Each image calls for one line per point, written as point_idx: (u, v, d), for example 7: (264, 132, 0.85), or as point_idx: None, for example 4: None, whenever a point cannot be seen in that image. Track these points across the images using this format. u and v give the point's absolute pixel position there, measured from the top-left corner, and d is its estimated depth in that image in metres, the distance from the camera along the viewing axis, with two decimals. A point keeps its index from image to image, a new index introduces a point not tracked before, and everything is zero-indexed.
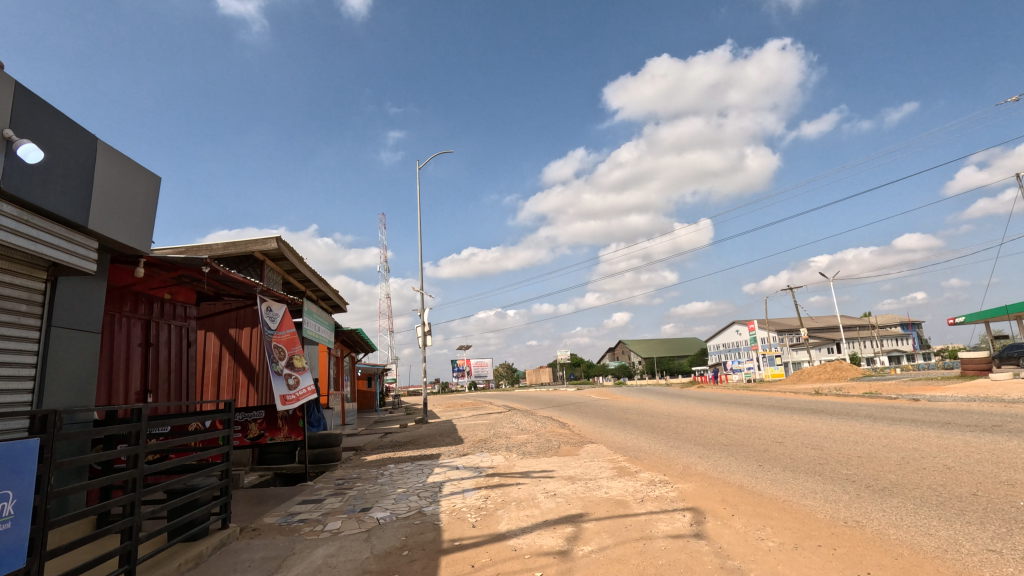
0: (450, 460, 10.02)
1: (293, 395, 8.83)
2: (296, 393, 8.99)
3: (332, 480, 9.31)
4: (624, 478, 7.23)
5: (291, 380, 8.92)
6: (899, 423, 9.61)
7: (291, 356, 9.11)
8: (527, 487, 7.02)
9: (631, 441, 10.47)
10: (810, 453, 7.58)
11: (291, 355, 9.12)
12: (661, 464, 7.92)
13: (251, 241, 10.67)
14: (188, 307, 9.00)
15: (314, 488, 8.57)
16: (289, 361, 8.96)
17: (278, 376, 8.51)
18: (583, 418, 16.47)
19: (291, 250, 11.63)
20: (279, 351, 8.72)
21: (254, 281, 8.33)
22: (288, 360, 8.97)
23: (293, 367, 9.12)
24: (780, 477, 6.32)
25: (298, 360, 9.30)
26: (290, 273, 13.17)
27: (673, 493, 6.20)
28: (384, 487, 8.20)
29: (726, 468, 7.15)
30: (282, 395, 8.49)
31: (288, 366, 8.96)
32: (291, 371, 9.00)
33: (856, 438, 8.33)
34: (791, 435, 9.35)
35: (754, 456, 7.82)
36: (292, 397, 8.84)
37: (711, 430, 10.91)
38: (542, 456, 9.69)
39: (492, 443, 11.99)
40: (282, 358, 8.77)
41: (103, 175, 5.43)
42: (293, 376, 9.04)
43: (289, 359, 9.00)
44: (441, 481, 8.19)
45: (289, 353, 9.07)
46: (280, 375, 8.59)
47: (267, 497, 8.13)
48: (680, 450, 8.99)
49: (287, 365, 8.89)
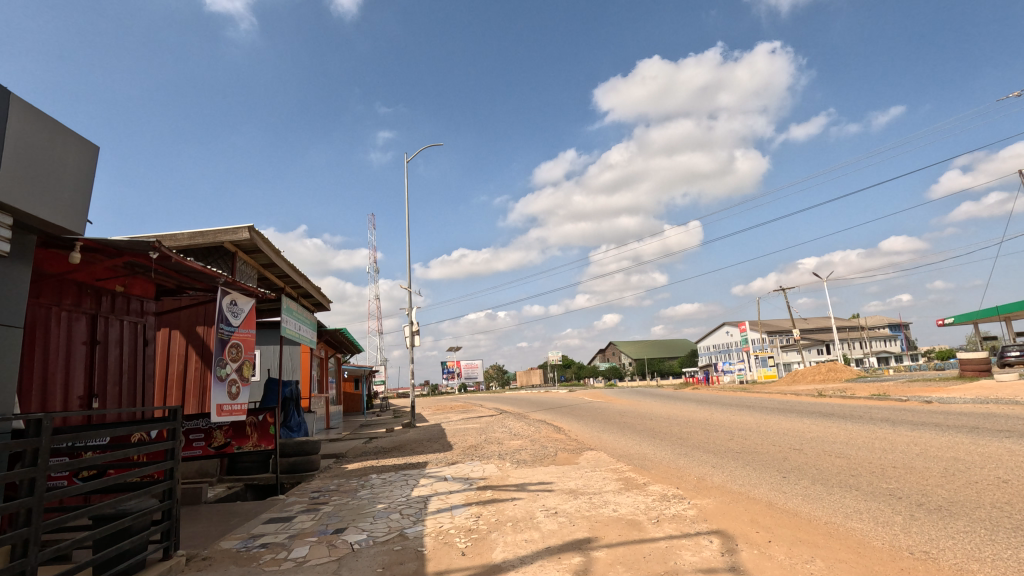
0: (438, 470, 9.17)
1: (231, 406, 7.86)
2: (235, 406, 8.00)
3: (307, 493, 8.42)
4: (632, 492, 6.45)
5: (234, 389, 8.00)
6: (923, 428, 8.92)
7: (243, 360, 8.25)
8: (523, 504, 6.20)
9: (634, 448, 9.70)
10: (838, 462, 6.84)
11: (242, 360, 8.26)
12: (672, 476, 7.13)
13: (220, 231, 9.75)
14: (147, 302, 8.13)
15: (285, 503, 7.67)
16: (239, 366, 8.10)
17: (219, 382, 7.59)
18: (580, 421, 15.70)
19: (266, 241, 10.72)
20: (234, 352, 7.95)
21: (217, 273, 7.25)
22: (239, 364, 8.14)
23: (240, 375, 8.21)
24: (813, 492, 5.55)
25: (246, 369, 8.40)
26: (266, 268, 12.23)
27: (693, 512, 5.40)
28: (363, 502, 7.34)
29: (747, 480, 6.39)
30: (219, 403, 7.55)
31: (236, 372, 8.09)
32: (238, 379, 8.11)
33: (883, 445, 7.62)
34: (808, 441, 8.62)
35: (777, 466, 7.05)
36: (229, 410, 7.87)
37: (719, 435, 10.19)
38: (538, 465, 8.88)
39: (483, 450, 11.18)
40: (233, 360, 7.95)
41: (18, 137, 4.60)
42: (237, 386, 8.11)
43: (239, 365, 8.14)
44: (427, 495, 7.33)
45: (243, 355, 8.26)
46: (223, 380, 7.69)
47: (230, 514, 7.23)
48: (690, 458, 8.22)
49: (235, 370, 8.03)
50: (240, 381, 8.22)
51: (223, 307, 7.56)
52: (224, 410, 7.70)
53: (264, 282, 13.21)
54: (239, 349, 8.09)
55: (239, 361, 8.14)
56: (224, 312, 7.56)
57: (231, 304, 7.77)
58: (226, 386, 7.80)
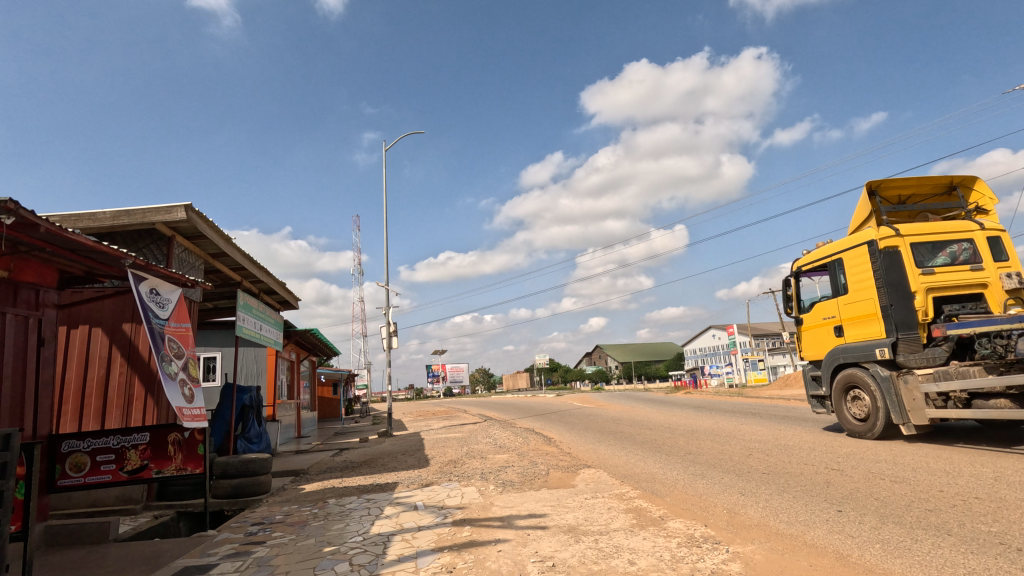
0: (408, 495, 7.68)
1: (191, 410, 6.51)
2: (194, 410, 6.61)
3: (244, 527, 6.84)
4: (649, 532, 5.06)
5: (187, 391, 6.58)
6: (974, 442, 7.67)
7: (186, 358, 6.83)
8: (508, 550, 4.79)
9: (638, 466, 8.33)
10: (902, 492, 5.49)
11: (187, 359, 6.85)
12: (694, 508, 5.73)
13: (149, 210, 8.19)
14: (48, 291, 6.62)
15: (213, 544, 6.14)
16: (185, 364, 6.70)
17: (170, 381, 6.20)
18: (571, 431, 14.27)
19: (209, 224, 9.13)
20: (174, 348, 6.53)
21: (122, 253, 5.70)
22: (184, 362, 6.73)
23: (189, 375, 6.79)
24: (893, 539, 4.22)
25: (193, 369, 6.98)
26: (215, 257, 10.62)
27: (737, 567, 4.03)
28: (309, 542, 5.85)
29: (795, 517, 5.01)
30: (179, 406, 6.20)
31: (184, 372, 6.69)
32: (188, 380, 6.71)
33: (945, 466, 6.30)
34: (848, 459, 7.27)
35: (824, 494, 5.69)
36: (190, 414, 6.48)
37: (736, 450, 8.84)
38: (528, 488, 7.44)
39: (463, 467, 9.71)
40: (177, 358, 6.55)
41: None
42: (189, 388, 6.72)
43: (183, 364, 6.73)
44: (389, 533, 5.83)
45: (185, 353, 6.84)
46: (174, 379, 6.32)
47: (138, 561, 5.69)
48: (710, 481, 6.85)
49: (181, 369, 6.61)
50: (190, 382, 6.82)
51: (145, 297, 6.07)
52: (185, 413, 6.33)
53: (217, 274, 11.59)
54: (179, 345, 6.66)
55: (182, 359, 6.70)
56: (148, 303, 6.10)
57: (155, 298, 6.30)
58: (179, 387, 6.39)
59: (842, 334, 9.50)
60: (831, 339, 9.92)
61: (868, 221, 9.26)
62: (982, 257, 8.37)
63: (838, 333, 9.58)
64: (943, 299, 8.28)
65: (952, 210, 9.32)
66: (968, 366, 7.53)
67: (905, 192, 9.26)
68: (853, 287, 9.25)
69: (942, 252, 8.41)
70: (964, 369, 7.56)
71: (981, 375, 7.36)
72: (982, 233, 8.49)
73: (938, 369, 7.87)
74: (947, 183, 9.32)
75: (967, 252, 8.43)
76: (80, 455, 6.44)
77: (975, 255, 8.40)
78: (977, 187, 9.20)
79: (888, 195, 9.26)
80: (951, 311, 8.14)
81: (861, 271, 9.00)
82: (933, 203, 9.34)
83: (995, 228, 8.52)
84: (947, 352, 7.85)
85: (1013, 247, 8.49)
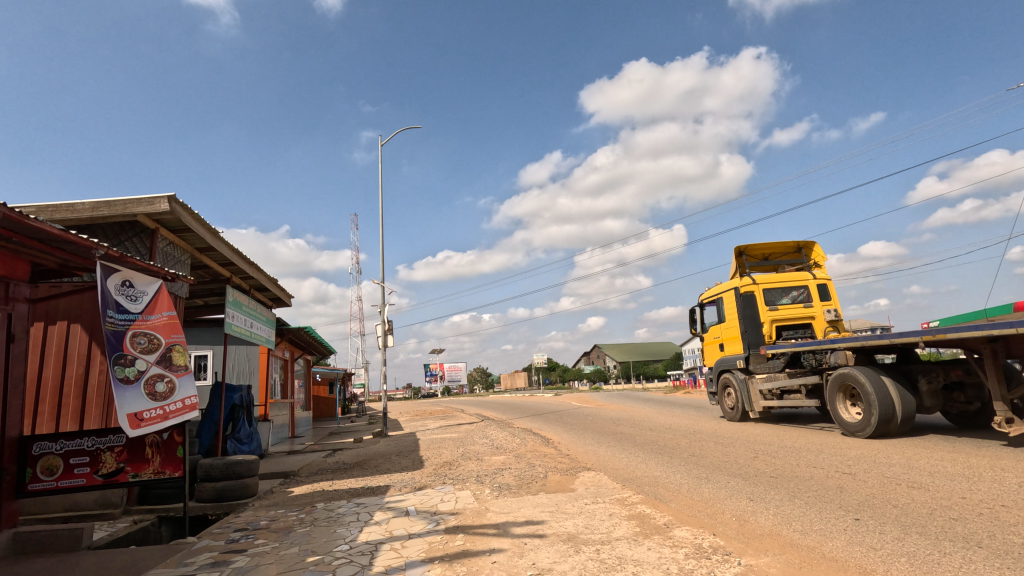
0: (400, 499, 7.34)
1: (162, 409, 6.10)
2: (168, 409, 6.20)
3: (226, 534, 6.48)
4: (654, 542, 4.74)
5: (160, 387, 6.13)
6: (989, 445, 7.36)
7: (167, 347, 6.32)
8: (503, 561, 4.47)
9: (640, 469, 8.01)
10: (921, 498, 5.18)
11: (166, 347, 6.32)
12: (701, 515, 5.40)
13: (130, 201, 7.85)
14: (19, 284, 6.23)
15: (191, 552, 5.78)
16: (160, 357, 6.19)
17: (127, 384, 5.83)
18: (569, 432, 13.96)
19: (195, 216, 8.78)
20: (141, 343, 6.06)
21: (91, 242, 5.44)
22: (160, 353, 6.20)
23: (168, 366, 6.28)
24: (920, 551, 3.90)
25: (179, 355, 6.44)
26: (202, 252, 10.26)
27: None
28: (292, 551, 5.50)
29: (810, 526, 4.69)
30: (134, 413, 5.80)
31: (160, 365, 6.18)
32: (166, 373, 6.21)
33: (964, 470, 5.99)
34: (860, 463, 6.96)
35: (839, 501, 5.37)
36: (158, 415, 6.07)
37: (741, 452, 8.52)
38: (525, 493, 7.11)
39: (458, 470, 9.38)
40: (146, 353, 6.06)
41: None
42: (167, 381, 6.21)
43: (162, 355, 6.23)
44: (377, 541, 5.49)
45: (164, 342, 6.32)
46: (136, 381, 5.92)
47: (108, 571, 5.33)
48: (716, 485, 6.52)
49: (155, 364, 6.12)
50: (172, 373, 6.30)
51: (108, 290, 5.77)
52: (145, 419, 5.93)
53: (205, 270, 11.24)
54: (150, 338, 6.15)
55: (157, 352, 6.19)
56: (110, 298, 5.79)
57: (124, 290, 5.94)
58: (144, 387, 5.97)
59: (723, 349, 13.79)
60: (718, 352, 14.17)
61: (736, 274, 13.35)
62: (812, 299, 12.18)
63: (711, 346, 14.35)
64: (784, 326, 12.20)
65: (795, 264, 13.31)
66: (780, 371, 11.78)
67: (765, 252, 13.28)
68: (727, 318, 13.47)
69: (785, 294, 12.27)
70: (779, 373, 11.85)
71: (788, 378, 11.50)
72: (813, 282, 12.25)
73: (774, 373, 11.86)
74: (794, 246, 13.25)
75: (803, 295, 12.23)
76: (52, 458, 6.08)
77: (807, 297, 12.21)
78: (817, 249, 13.03)
79: (754, 253, 13.26)
80: (785, 335, 12.12)
81: (726, 306, 13.38)
82: (785, 259, 13.37)
83: (824, 280, 12.24)
84: (783, 362, 11.62)
85: (836, 290, 12.22)
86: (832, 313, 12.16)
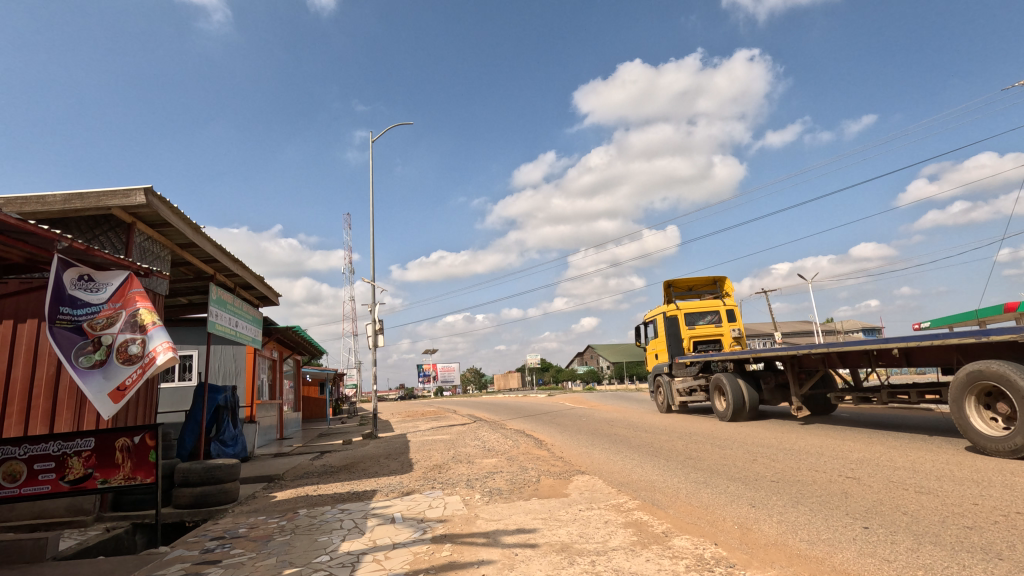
0: (387, 505, 7.04)
1: (138, 373, 5.43)
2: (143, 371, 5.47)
3: (201, 543, 6.14)
4: (652, 553, 4.47)
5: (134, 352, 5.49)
6: (994, 448, 7.15)
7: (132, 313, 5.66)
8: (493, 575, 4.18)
9: (635, 473, 7.75)
10: (931, 505, 4.94)
11: (128, 313, 5.65)
12: (701, 523, 5.14)
13: (104, 193, 7.48)
14: None
15: (162, 563, 5.45)
16: (123, 324, 5.57)
17: (100, 367, 5.38)
18: (563, 433, 13.67)
19: (174, 210, 8.42)
20: (106, 323, 5.55)
21: (53, 233, 5.19)
22: (122, 322, 5.58)
23: (137, 328, 5.58)
24: (938, 565, 3.65)
25: (146, 312, 5.66)
26: (183, 248, 9.89)
27: None
28: (269, 562, 5.17)
29: (818, 535, 4.44)
30: (107, 391, 5.32)
31: (124, 333, 5.55)
32: (131, 337, 5.53)
33: (972, 474, 5.77)
34: (863, 466, 6.72)
35: (845, 507, 5.13)
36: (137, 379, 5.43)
37: (739, 455, 8.30)
38: (517, 498, 6.82)
39: (447, 473, 9.09)
40: (109, 329, 5.53)
41: None
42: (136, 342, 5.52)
43: (127, 322, 5.59)
44: (360, 551, 5.18)
45: (127, 310, 5.66)
46: (108, 360, 5.43)
47: None
48: (715, 490, 6.26)
49: (119, 334, 5.52)
50: (141, 333, 5.57)
51: (61, 284, 5.44)
52: (122, 392, 5.37)
53: (187, 267, 10.86)
54: (112, 315, 5.60)
55: (122, 323, 5.59)
56: (65, 293, 5.46)
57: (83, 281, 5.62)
58: (118, 360, 5.44)
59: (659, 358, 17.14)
60: (657, 359, 17.57)
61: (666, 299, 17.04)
62: (720, 321, 15.46)
63: (653, 355, 17.71)
64: (697, 342, 15.54)
65: (714, 293, 16.85)
66: (692, 377, 15.05)
67: (691, 283, 16.76)
68: (661, 333, 16.92)
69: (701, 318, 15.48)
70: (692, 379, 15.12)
71: (696, 381, 14.89)
72: (723, 308, 15.53)
73: (688, 379, 15.13)
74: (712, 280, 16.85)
75: (714, 318, 15.61)
76: (16, 463, 5.82)
77: (716, 319, 15.54)
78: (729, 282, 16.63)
79: (681, 284, 17.00)
80: (700, 349, 15.44)
81: (660, 324, 16.73)
82: (707, 289, 16.89)
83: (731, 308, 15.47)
84: (695, 370, 14.92)
85: (742, 315, 15.37)
86: (737, 332, 15.49)
